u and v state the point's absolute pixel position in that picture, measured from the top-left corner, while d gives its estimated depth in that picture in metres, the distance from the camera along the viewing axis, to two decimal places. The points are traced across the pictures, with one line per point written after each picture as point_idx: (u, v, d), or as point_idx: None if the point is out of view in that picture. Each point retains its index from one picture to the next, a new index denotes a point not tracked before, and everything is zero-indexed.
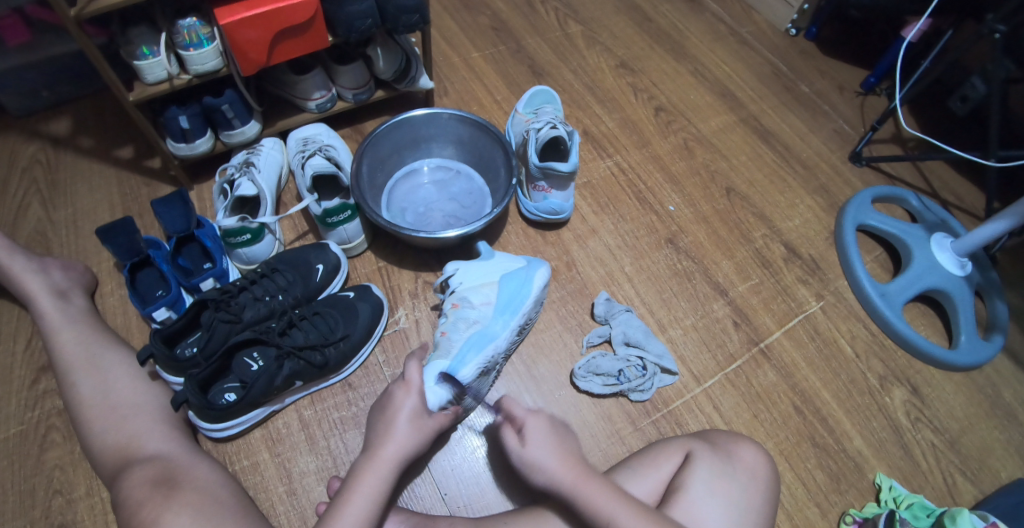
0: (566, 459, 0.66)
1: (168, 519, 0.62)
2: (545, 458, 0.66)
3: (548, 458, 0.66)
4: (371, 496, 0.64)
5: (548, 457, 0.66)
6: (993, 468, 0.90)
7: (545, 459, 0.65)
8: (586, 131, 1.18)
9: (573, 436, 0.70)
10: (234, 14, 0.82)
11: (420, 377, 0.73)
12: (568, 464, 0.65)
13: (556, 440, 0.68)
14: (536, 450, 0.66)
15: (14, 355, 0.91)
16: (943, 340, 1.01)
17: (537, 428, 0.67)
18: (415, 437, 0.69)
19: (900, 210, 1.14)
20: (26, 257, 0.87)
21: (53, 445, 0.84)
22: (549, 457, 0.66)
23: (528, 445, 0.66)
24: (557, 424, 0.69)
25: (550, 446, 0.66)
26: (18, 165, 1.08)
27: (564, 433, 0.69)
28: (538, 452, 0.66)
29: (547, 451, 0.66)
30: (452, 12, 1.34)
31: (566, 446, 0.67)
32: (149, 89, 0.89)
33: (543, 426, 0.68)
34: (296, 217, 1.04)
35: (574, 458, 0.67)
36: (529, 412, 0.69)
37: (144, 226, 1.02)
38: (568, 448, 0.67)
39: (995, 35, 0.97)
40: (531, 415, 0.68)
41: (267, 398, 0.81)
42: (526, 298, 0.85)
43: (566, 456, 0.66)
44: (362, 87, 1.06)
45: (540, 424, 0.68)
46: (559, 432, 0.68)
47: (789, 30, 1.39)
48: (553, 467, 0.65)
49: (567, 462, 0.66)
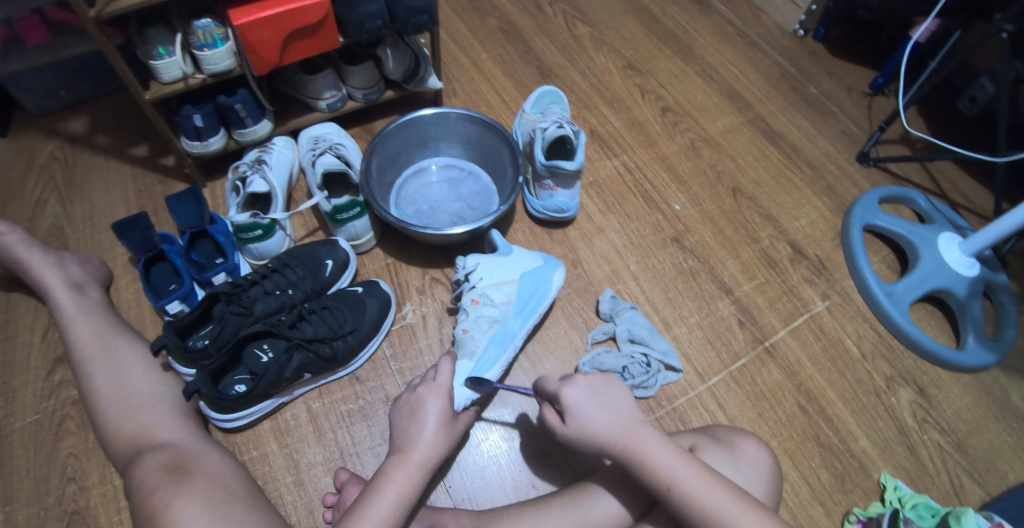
0: (615, 420, 0.67)
1: (180, 505, 0.64)
2: (593, 426, 0.67)
3: (598, 422, 0.68)
4: (398, 498, 0.66)
5: (595, 424, 0.67)
6: (1000, 470, 0.89)
7: (591, 428, 0.67)
8: (593, 131, 1.19)
9: (619, 384, 0.72)
10: (249, 15, 0.84)
11: (449, 380, 0.76)
12: (619, 424, 0.67)
13: (600, 403, 0.69)
14: (580, 420, 0.68)
15: (31, 346, 0.93)
16: (951, 341, 1.01)
17: (575, 397, 0.69)
18: (444, 440, 0.72)
19: (909, 211, 1.14)
20: (43, 252, 0.90)
21: (68, 433, 0.86)
22: (596, 423, 0.68)
23: (570, 416, 0.69)
24: (594, 381, 0.71)
25: (592, 411, 0.68)
26: (37, 162, 1.11)
27: (607, 389, 0.71)
28: (584, 421, 0.68)
29: (598, 416, 0.68)
30: (462, 14, 1.35)
31: (614, 407, 0.69)
32: (164, 89, 0.91)
33: (581, 395, 0.69)
34: (307, 215, 1.06)
35: (622, 416, 0.68)
36: (564, 386, 0.70)
37: (158, 222, 1.05)
38: (614, 405, 0.69)
39: (1003, 35, 0.97)
40: (566, 386, 0.70)
41: (277, 389, 0.83)
42: (546, 298, 0.90)
43: (615, 416, 0.68)
44: (372, 87, 1.08)
45: (579, 393, 0.69)
46: (603, 394, 0.70)
47: (797, 32, 1.40)
48: (604, 431, 0.67)
49: (615, 422, 0.68)
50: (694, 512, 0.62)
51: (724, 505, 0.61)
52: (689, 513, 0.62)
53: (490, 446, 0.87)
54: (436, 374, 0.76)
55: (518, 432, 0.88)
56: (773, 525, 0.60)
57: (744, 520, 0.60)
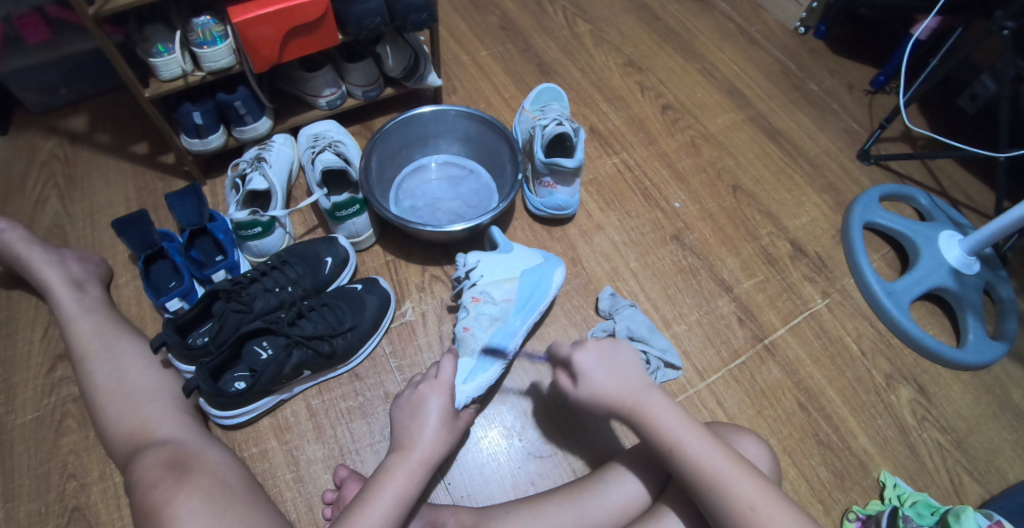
0: (624, 384, 0.69)
1: (180, 502, 0.64)
2: (602, 389, 0.69)
3: (606, 383, 0.70)
4: (399, 495, 0.66)
5: (604, 385, 0.69)
6: (1000, 468, 0.89)
7: (601, 390, 0.69)
8: (593, 129, 1.19)
9: (629, 350, 0.73)
10: (248, 12, 0.84)
11: (451, 378, 0.77)
12: (628, 388, 0.69)
13: (609, 367, 0.71)
14: (591, 382, 0.70)
15: (32, 343, 0.93)
16: (951, 339, 1.00)
17: (586, 361, 0.71)
18: (445, 438, 0.72)
19: (909, 208, 1.14)
20: (43, 249, 0.90)
21: (68, 430, 0.86)
22: (606, 386, 0.69)
23: (582, 380, 0.71)
24: (604, 346, 0.73)
25: (601, 374, 0.70)
26: (37, 159, 1.11)
27: (616, 353, 0.72)
28: (594, 384, 0.70)
29: (608, 379, 0.70)
30: (462, 11, 1.35)
31: (623, 370, 0.71)
32: (164, 86, 0.91)
33: (591, 358, 0.71)
34: (306, 212, 1.06)
35: (630, 381, 0.70)
36: (576, 350, 0.73)
37: (159, 219, 1.05)
38: (623, 369, 0.71)
39: (1004, 32, 0.97)
40: (578, 350, 0.72)
41: (277, 386, 0.83)
42: (545, 296, 0.90)
43: (624, 379, 0.70)
44: (372, 85, 1.08)
45: (589, 356, 0.72)
46: (612, 359, 0.72)
47: (798, 29, 1.39)
48: (613, 394, 0.69)
49: (623, 385, 0.69)
50: (693, 476, 0.63)
51: (724, 470, 0.62)
52: (691, 478, 0.63)
53: (490, 444, 0.87)
54: (438, 372, 0.76)
55: (517, 428, 0.88)
56: (773, 495, 0.60)
57: (744, 487, 0.60)
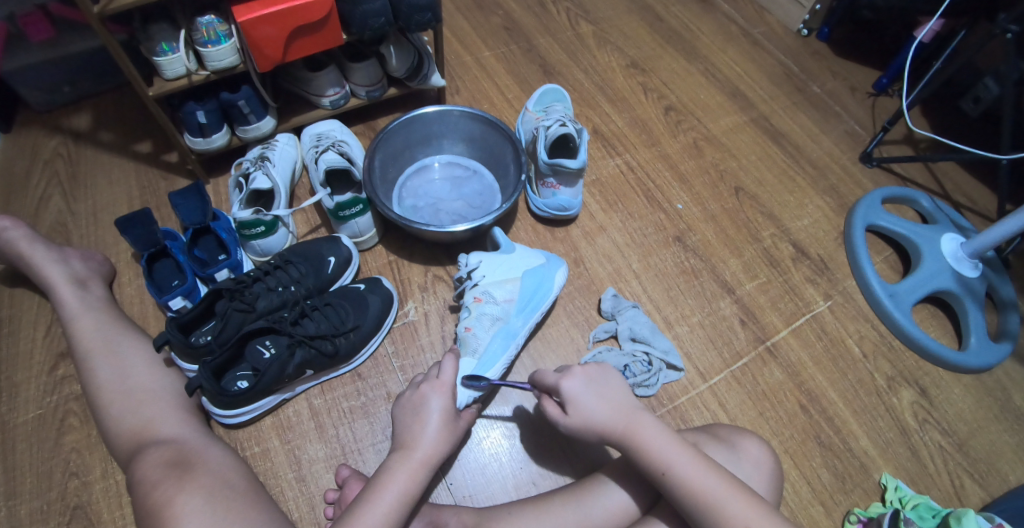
0: (613, 409, 0.69)
1: (182, 501, 0.64)
2: (592, 415, 0.69)
3: (595, 409, 0.69)
4: (400, 496, 0.66)
5: (593, 412, 0.69)
6: (1001, 471, 0.89)
7: (591, 417, 0.69)
8: (596, 130, 1.19)
9: (617, 375, 0.73)
10: (252, 11, 0.84)
11: (453, 378, 0.77)
12: (617, 413, 0.69)
13: (598, 392, 0.71)
14: (580, 410, 0.69)
15: (34, 341, 0.93)
16: (953, 342, 1.00)
17: (574, 388, 0.70)
18: (447, 438, 0.72)
19: (912, 211, 1.14)
20: (47, 247, 0.90)
21: (70, 428, 0.86)
22: (595, 411, 0.69)
23: (570, 408, 0.70)
24: (592, 372, 0.72)
25: (591, 400, 0.70)
26: (40, 157, 1.11)
27: (604, 378, 0.72)
28: (584, 411, 0.69)
29: (597, 405, 0.69)
30: (465, 11, 1.35)
31: (609, 395, 0.70)
32: (168, 85, 0.91)
33: (579, 385, 0.71)
34: (309, 211, 1.06)
35: (618, 405, 0.70)
36: (562, 378, 0.72)
37: (161, 218, 1.05)
38: (611, 394, 0.70)
39: (1007, 35, 0.97)
40: (564, 377, 0.71)
41: (279, 385, 0.83)
42: (547, 297, 0.90)
43: (613, 404, 0.69)
44: (375, 85, 1.08)
45: (577, 383, 0.71)
46: (600, 384, 0.71)
47: (801, 31, 1.39)
48: (603, 420, 0.69)
49: (612, 410, 0.69)
50: (687, 497, 0.63)
51: (717, 491, 0.62)
52: (683, 497, 0.63)
53: (492, 444, 0.87)
54: (440, 372, 0.76)
55: (517, 429, 0.88)
56: (766, 513, 0.61)
57: (735, 506, 0.61)
